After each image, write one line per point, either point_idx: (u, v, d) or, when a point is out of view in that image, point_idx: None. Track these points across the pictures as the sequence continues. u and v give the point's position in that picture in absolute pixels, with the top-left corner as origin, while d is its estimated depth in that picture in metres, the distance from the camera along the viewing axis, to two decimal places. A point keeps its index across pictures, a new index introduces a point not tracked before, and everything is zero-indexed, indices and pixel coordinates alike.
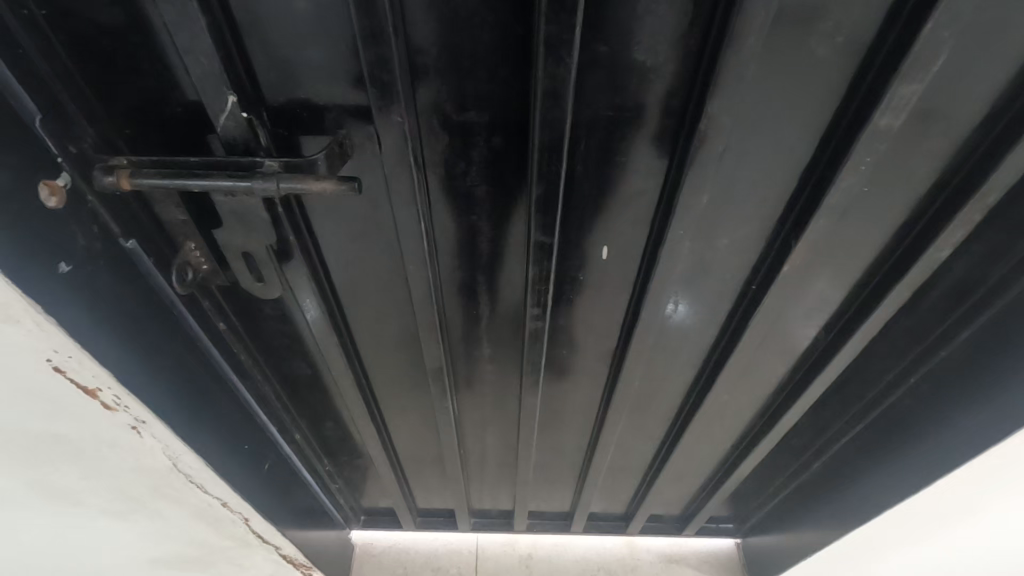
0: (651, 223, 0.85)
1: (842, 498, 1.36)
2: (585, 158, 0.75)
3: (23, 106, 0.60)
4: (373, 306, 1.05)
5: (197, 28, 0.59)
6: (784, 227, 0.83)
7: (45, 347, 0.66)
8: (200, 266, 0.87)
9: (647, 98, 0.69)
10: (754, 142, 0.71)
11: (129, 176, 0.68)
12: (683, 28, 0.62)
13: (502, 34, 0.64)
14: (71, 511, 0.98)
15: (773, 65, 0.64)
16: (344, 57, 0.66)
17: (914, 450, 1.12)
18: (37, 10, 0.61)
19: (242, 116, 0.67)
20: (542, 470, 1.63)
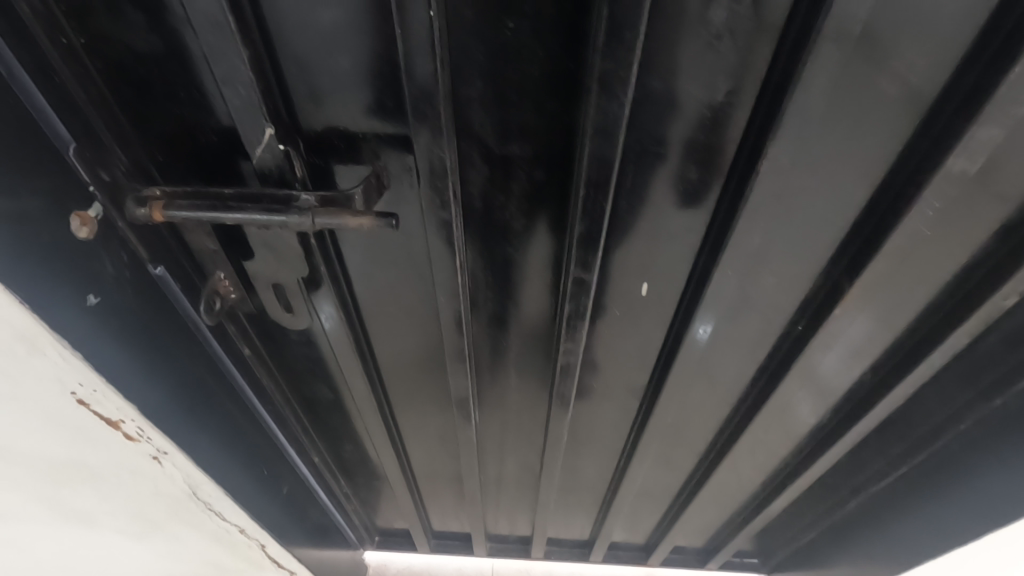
0: (696, 259, 0.81)
1: (888, 536, 1.31)
2: (628, 194, 0.72)
3: (57, 134, 0.58)
4: (399, 333, 1.02)
5: (237, 60, 0.56)
6: (836, 267, 0.79)
7: (72, 377, 0.64)
8: (229, 295, 0.84)
9: (703, 136, 0.65)
10: (812, 183, 0.68)
11: (162, 207, 0.66)
12: (746, 65, 0.58)
13: (552, 69, 0.59)
14: (84, 545, 0.94)
15: (840, 105, 0.60)
16: (385, 89, 0.64)
17: (966, 495, 1.06)
18: (76, 38, 0.59)
19: (279, 148, 0.64)
20: (563, 497, 1.59)
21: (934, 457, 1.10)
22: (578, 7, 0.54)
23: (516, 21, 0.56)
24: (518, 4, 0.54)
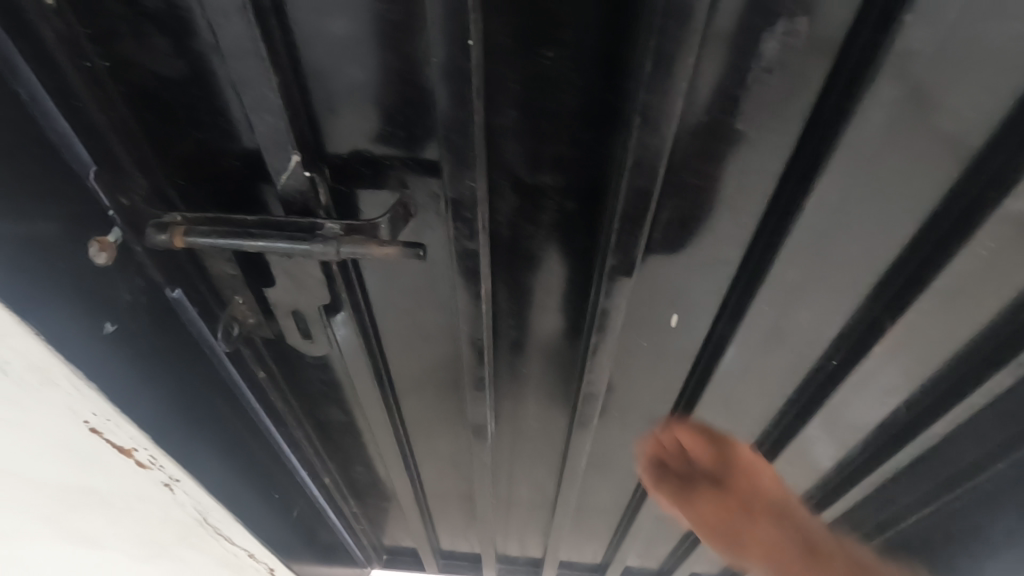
0: (728, 291, 0.79)
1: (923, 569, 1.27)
2: (664, 226, 0.69)
3: (76, 158, 0.57)
4: (417, 358, 0.99)
5: (264, 87, 0.54)
6: (877, 304, 0.76)
7: (84, 407, 0.61)
8: (246, 319, 0.83)
9: (744, 168, 0.62)
10: (855, 219, 0.65)
11: (183, 234, 0.64)
12: (797, 99, 0.55)
13: (591, 100, 0.57)
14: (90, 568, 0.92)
15: (894, 140, 0.57)
16: (415, 117, 0.61)
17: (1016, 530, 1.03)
18: (100, 61, 0.56)
19: (305, 175, 0.62)
20: (578, 520, 1.56)
21: (973, 495, 1.06)
22: (621, 35, 0.52)
23: (556, 51, 0.53)
24: (559, 32, 0.52)
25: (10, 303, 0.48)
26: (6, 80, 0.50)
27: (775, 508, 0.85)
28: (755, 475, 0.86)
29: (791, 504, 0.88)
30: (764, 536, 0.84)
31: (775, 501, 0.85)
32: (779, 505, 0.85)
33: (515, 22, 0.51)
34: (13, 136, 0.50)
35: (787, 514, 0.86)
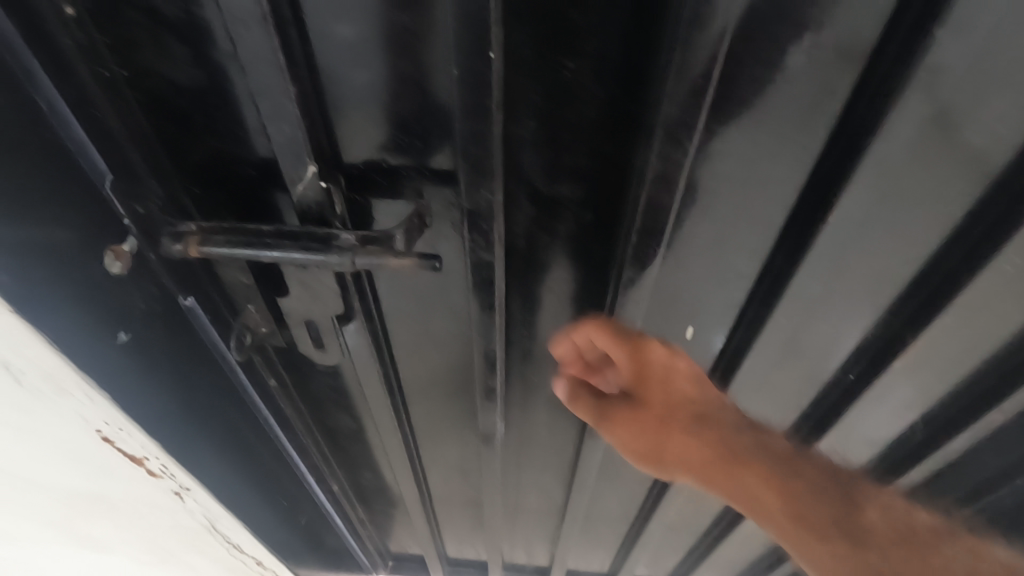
0: (746, 303, 0.78)
1: None
2: (682, 239, 0.68)
3: (93, 167, 0.56)
4: (428, 366, 0.99)
5: (281, 97, 0.54)
6: (898, 320, 0.74)
7: (96, 417, 0.61)
8: (259, 328, 0.82)
9: (766, 181, 0.61)
10: (877, 233, 0.64)
11: (198, 244, 0.63)
12: (822, 112, 0.54)
13: (611, 111, 0.56)
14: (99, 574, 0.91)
15: (921, 154, 0.56)
16: (432, 128, 0.60)
17: None
18: (118, 70, 0.56)
19: (321, 186, 0.62)
20: (586, 529, 1.54)
21: None
22: (645, 47, 0.51)
23: (577, 62, 0.53)
24: (581, 44, 0.51)
25: (29, 316, 0.48)
26: (6, 62, 0.48)
27: (687, 399, 0.80)
28: (658, 367, 0.77)
29: (722, 399, 0.82)
30: (678, 446, 0.81)
31: (688, 393, 0.79)
32: (696, 403, 0.79)
33: (536, 34, 0.51)
34: (30, 145, 0.50)
35: (710, 418, 0.79)
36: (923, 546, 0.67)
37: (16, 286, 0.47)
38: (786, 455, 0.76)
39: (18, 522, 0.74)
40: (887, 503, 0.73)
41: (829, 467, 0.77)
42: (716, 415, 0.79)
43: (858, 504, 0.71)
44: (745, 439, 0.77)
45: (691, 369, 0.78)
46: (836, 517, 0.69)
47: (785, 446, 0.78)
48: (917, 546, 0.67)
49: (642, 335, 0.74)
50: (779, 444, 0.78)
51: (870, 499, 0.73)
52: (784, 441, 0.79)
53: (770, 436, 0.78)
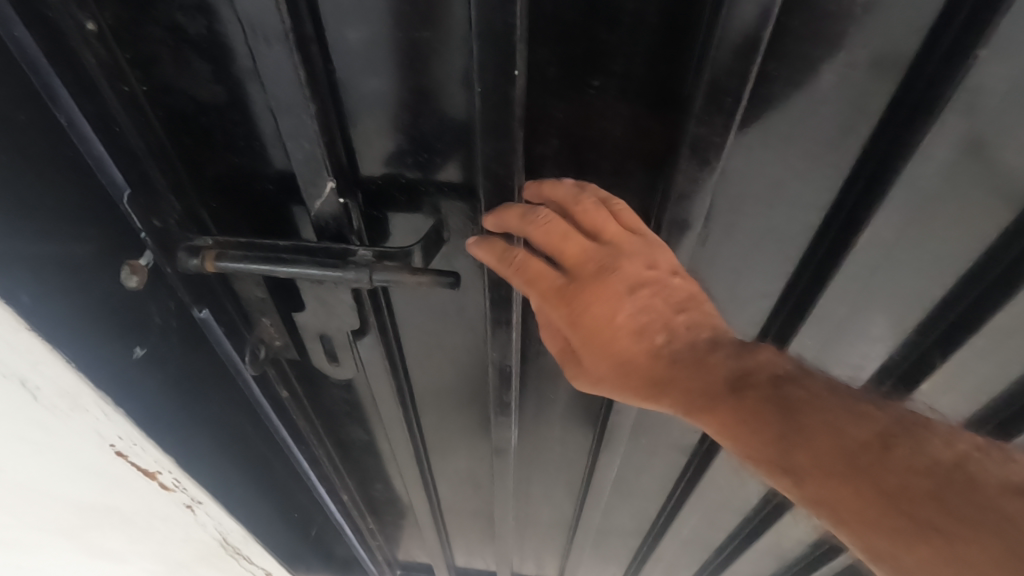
0: (770, 323, 0.76)
1: None
2: (706, 258, 0.67)
3: (112, 181, 0.56)
4: (443, 381, 0.97)
5: (302, 114, 0.54)
6: (926, 340, 0.73)
7: (111, 432, 0.60)
8: (274, 340, 0.81)
9: (793, 202, 0.60)
10: (908, 254, 0.62)
11: (214, 257, 0.63)
12: (855, 133, 0.53)
13: (637, 130, 0.55)
14: None
15: (957, 177, 0.54)
16: (453, 145, 0.60)
17: None
18: (139, 86, 0.55)
19: (339, 202, 0.62)
20: (599, 541, 1.52)
21: None
22: (672, 66, 0.50)
23: (603, 80, 0.51)
24: (607, 62, 0.50)
25: (44, 332, 0.48)
26: (5, 45, 0.46)
27: (616, 333, 0.59)
28: (595, 316, 0.58)
29: (684, 311, 0.60)
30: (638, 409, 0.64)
31: (630, 335, 0.59)
32: (627, 350, 0.60)
33: (561, 52, 0.50)
34: (48, 160, 0.50)
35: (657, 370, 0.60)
36: (908, 443, 0.48)
37: (38, 308, 0.47)
38: (732, 386, 0.56)
39: (28, 532, 0.74)
40: (843, 417, 0.51)
41: (786, 383, 0.55)
42: (664, 367, 0.59)
43: (853, 445, 0.49)
44: (686, 365, 0.58)
45: (636, 305, 0.58)
46: (815, 458, 0.49)
47: (742, 363, 0.57)
48: (883, 475, 0.47)
49: (572, 280, 0.58)
50: (729, 373, 0.57)
51: (827, 421, 0.51)
52: (741, 364, 0.57)
53: (713, 365, 0.57)
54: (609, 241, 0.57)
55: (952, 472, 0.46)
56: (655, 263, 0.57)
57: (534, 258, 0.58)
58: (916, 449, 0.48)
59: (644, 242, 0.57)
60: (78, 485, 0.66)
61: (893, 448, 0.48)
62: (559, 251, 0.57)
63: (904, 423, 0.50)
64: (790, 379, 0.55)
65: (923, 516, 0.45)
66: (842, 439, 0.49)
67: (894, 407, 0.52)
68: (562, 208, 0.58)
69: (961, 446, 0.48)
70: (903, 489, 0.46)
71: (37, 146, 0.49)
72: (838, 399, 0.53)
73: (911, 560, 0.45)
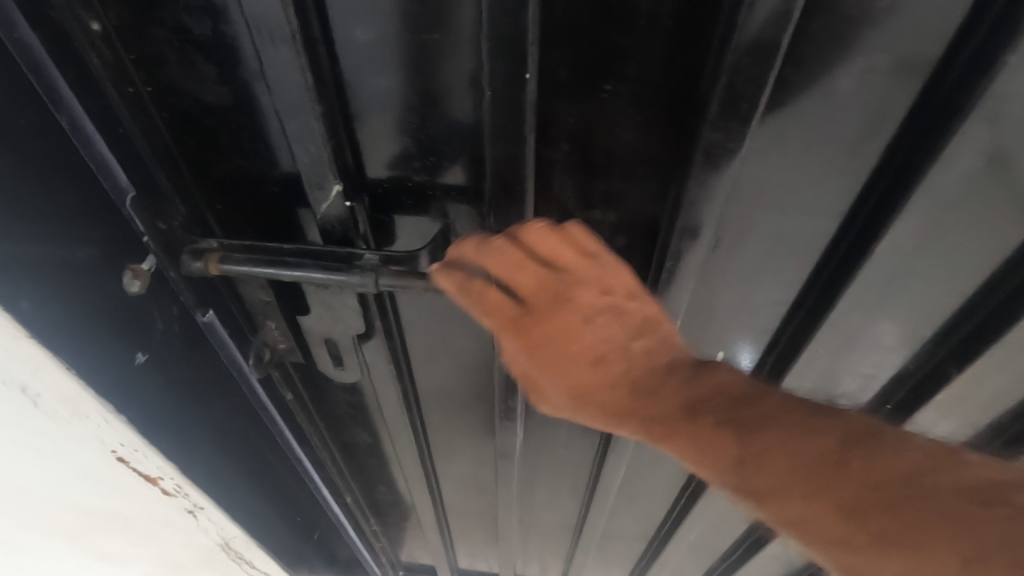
0: (781, 330, 0.75)
1: None
2: (717, 265, 0.66)
3: (115, 186, 0.55)
4: (448, 385, 0.97)
5: (309, 116, 0.53)
6: (942, 350, 0.71)
7: (113, 438, 0.59)
8: (278, 344, 0.81)
9: (808, 209, 0.58)
10: (926, 263, 0.61)
11: (218, 260, 0.62)
12: (873, 140, 0.52)
13: (649, 134, 0.54)
14: None
15: (980, 185, 0.53)
16: (460, 148, 0.58)
17: None
18: (143, 86, 0.55)
19: (345, 205, 0.61)
20: (604, 546, 1.51)
21: None
22: (687, 70, 0.49)
23: (615, 84, 0.50)
24: (620, 66, 0.49)
25: (43, 338, 0.47)
26: (7, 46, 0.45)
27: (576, 363, 0.57)
28: (555, 348, 0.56)
29: (642, 337, 0.58)
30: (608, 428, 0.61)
31: (590, 365, 0.57)
32: (588, 381, 0.58)
33: (573, 55, 0.49)
34: (50, 163, 0.49)
35: (616, 392, 0.58)
36: (862, 452, 0.45)
37: (39, 315, 0.46)
38: (687, 410, 0.54)
39: (32, 535, 0.74)
40: (795, 435, 0.48)
41: (740, 403, 0.52)
42: (623, 396, 0.57)
43: (808, 463, 0.47)
44: (647, 391, 0.56)
45: (595, 332, 0.56)
46: (773, 483, 0.48)
47: (697, 386, 0.55)
48: (839, 490, 0.45)
49: (530, 309, 0.55)
50: (686, 397, 0.55)
51: (781, 440, 0.48)
52: (693, 386, 0.55)
53: (670, 388, 0.56)
54: (564, 269, 0.55)
55: (903, 481, 0.44)
56: (609, 288, 0.56)
57: (491, 289, 0.54)
58: (871, 456, 0.45)
59: (598, 266, 0.55)
60: (80, 488, 0.65)
61: (849, 460, 0.45)
62: (515, 283, 0.54)
63: (860, 431, 0.47)
64: (744, 399, 0.52)
65: (881, 531, 0.43)
66: (797, 458, 0.47)
67: (851, 415, 0.49)
68: (513, 236, 0.54)
69: (915, 450, 0.45)
70: (860, 501, 0.44)
71: (40, 151, 0.48)
72: (793, 414, 0.49)
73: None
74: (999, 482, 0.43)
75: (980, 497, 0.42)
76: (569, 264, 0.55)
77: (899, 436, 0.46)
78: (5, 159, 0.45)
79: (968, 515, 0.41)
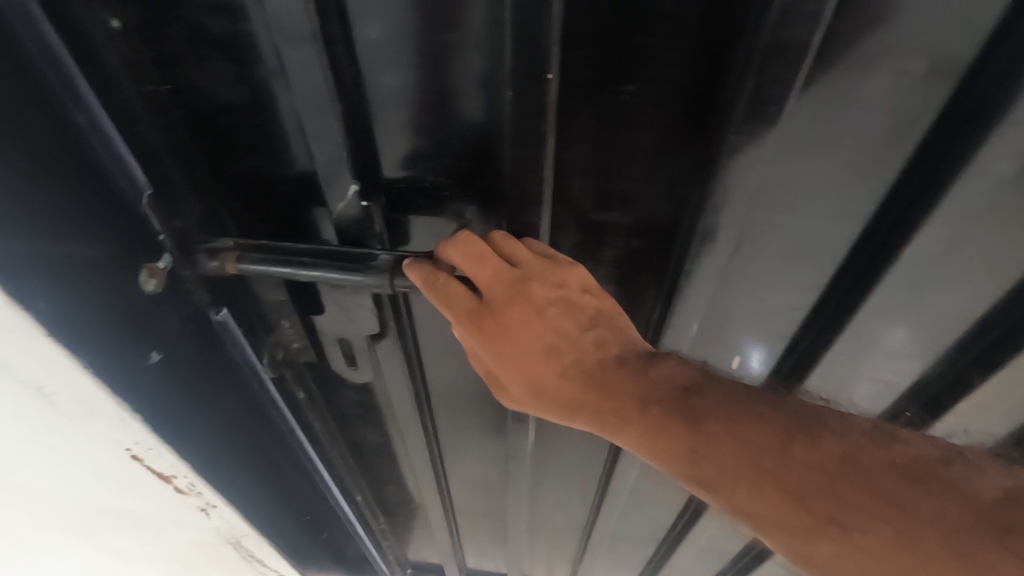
0: (799, 335, 0.74)
1: None
2: (735, 269, 0.65)
3: (132, 183, 0.53)
4: (460, 386, 0.96)
5: (328, 116, 0.53)
6: (964, 360, 0.70)
7: (127, 437, 0.59)
8: (292, 344, 0.81)
9: (831, 215, 0.57)
10: (950, 271, 0.60)
11: (234, 260, 0.63)
12: (901, 144, 0.51)
13: (671, 137, 0.53)
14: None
15: (1011, 192, 0.51)
16: (478, 149, 0.58)
17: None
18: (161, 86, 0.54)
19: (362, 205, 0.62)
20: (612, 548, 1.51)
21: None
22: (712, 72, 0.48)
23: (638, 85, 0.49)
24: (643, 67, 0.48)
25: (63, 338, 0.47)
26: (19, 36, 0.43)
27: (536, 355, 0.60)
28: (512, 339, 0.59)
29: (595, 327, 0.60)
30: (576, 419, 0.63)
31: (543, 355, 0.60)
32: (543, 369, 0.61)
33: (596, 56, 0.48)
34: (64, 161, 0.47)
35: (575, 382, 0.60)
36: (805, 441, 0.50)
37: (55, 312, 0.45)
38: (643, 401, 0.57)
39: (46, 532, 0.74)
40: (744, 424, 0.52)
41: (693, 394, 0.56)
42: (581, 387, 0.60)
43: (755, 450, 0.51)
44: (602, 384, 0.59)
45: (546, 323, 0.59)
46: (721, 469, 0.52)
47: (651, 379, 0.58)
48: (783, 475, 0.49)
49: (487, 302, 0.58)
50: (640, 390, 0.57)
51: (727, 427, 0.52)
52: (648, 380, 0.58)
53: (624, 381, 0.58)
54: (521, 264, 0.57)
55: (844, 465, 0.48)
56: (563, 282, 0.58)
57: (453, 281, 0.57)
58: (813, 444, 0.50)
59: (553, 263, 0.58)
60: (93, 486, 0.65)
61: (794, 448, 0.50)
62: (475, 276, 0.57)
63: (803, 420, 0.52)
64: (695, 390, 0.56)
65: (826, 517, 0.47)
66: (744, 444, 0.51)
67: (795, 406, 0.54)
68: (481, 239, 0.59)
69: (853, 434, 0.50)
70: (807, 486, 0.48)
71: (63, 151, 0.46)
72: (740, 405, 0.54)
73: (826, 553, 0.47)
74: (929, 458, 0.48)
75: (914, 476, 0.46)
76: (526, 260, 0.57)
77: (841, 422, 0.51)
78: (30, 163, 0.43)
79: (907, 497, 0.46)
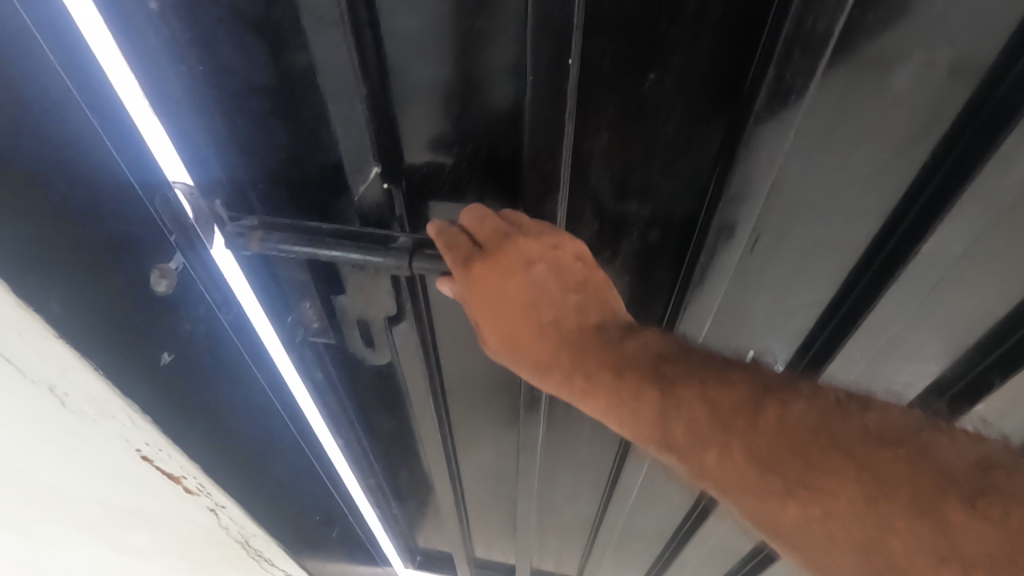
0: (817, 334, 0.74)
1: None
2: (753, 265, 0.65)
3: (145, 185, 0.53)
4: (474, 374, 0.98)
5: (352, 99, 0.56)
6: (985, 359, 0.69)
7: (137, 439, 0.60)
8: (312, 323, 0.81)
9: (851, 210, 0.57)
10: (975, 269, 0.59)
11: (260, 238, 0.61)
12: (924, 138, 0.50)
13: (691, 125, 0.53)
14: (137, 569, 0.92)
15: None
16: (497, 134, 0.59)
17: None
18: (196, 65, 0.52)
19: (383, 187, 0.65)
20: (621, 544, 1.51)
21: None
22: (734, 62, 0.48)
23: (659, 74, 0.50)
24: (664, 56, 0.49)
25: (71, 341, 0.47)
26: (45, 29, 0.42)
27: (517, 312, 0.60)
28: (498, 295, 0.58)
29: (579, 292, 0.60)
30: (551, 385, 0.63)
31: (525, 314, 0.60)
32: (523, 329, 0.61)
33: (618, 45, 0.48)
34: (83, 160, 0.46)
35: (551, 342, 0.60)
36: (774, 404, 0.49)
37: (66, 314, 0.45)
38: (619, 367, 0.57)
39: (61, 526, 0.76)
40: (716, 390, 0.52)
41: (665, 362, 0.56)
42: (559, 347, 0.60)
43: (726, 414, 0.50)
44: (579, 346, 0.59)
45: (532, 278, 0.58)
46: (691, 431, 0.52)
47: (629, 347, 0.58)
48: (755, 441, 0.48)
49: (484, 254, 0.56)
50: (617, 356, 0.58)
51: (701, 393, 0.52)
52: (625, 348, 0.58)
53: (600, 344, 0.59)
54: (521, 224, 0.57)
55: (817, 433, 0.47)
56: (559, 245, 0.57)
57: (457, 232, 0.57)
58: (784, 407, 0.49)
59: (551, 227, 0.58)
60: (105, 486, 0.67)
61: (763, 411, 0.49)
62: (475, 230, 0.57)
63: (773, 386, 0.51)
64: (670, 358, 0.56)
65: (807, 480, 0.46)
66: (717, 412, 0.51)
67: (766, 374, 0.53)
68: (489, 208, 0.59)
69: (823, 400, 0.49)
70: (774, 449, 0.48)
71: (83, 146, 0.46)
72: (711, 371, 0.54)
73: (797, 516, 0.46)
74: (905, 427, 0.47)
75: (888, 445, 0.45)
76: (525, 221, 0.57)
77: (811, 388, 0.51)
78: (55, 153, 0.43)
79: (883, 467, 0.44)
